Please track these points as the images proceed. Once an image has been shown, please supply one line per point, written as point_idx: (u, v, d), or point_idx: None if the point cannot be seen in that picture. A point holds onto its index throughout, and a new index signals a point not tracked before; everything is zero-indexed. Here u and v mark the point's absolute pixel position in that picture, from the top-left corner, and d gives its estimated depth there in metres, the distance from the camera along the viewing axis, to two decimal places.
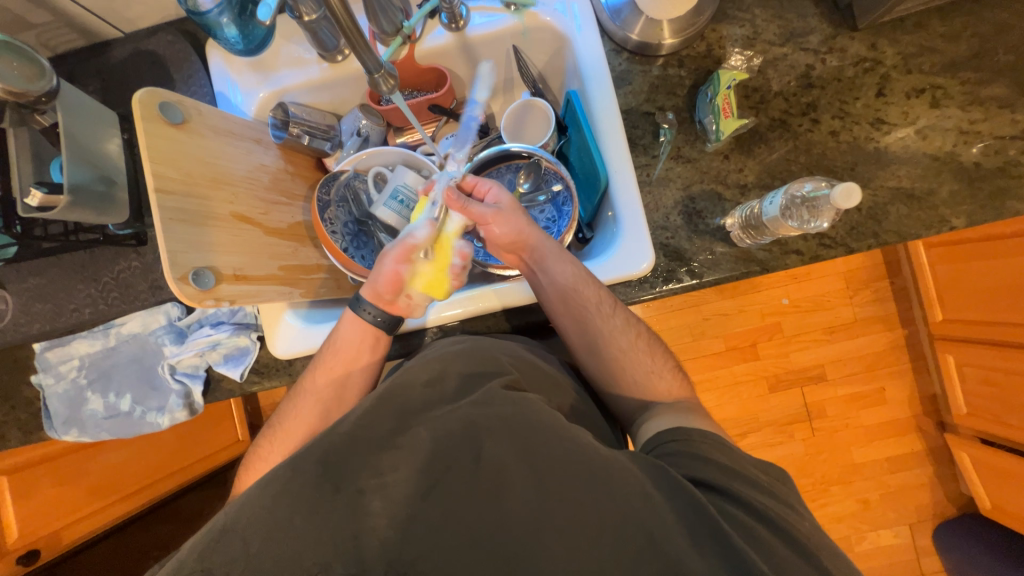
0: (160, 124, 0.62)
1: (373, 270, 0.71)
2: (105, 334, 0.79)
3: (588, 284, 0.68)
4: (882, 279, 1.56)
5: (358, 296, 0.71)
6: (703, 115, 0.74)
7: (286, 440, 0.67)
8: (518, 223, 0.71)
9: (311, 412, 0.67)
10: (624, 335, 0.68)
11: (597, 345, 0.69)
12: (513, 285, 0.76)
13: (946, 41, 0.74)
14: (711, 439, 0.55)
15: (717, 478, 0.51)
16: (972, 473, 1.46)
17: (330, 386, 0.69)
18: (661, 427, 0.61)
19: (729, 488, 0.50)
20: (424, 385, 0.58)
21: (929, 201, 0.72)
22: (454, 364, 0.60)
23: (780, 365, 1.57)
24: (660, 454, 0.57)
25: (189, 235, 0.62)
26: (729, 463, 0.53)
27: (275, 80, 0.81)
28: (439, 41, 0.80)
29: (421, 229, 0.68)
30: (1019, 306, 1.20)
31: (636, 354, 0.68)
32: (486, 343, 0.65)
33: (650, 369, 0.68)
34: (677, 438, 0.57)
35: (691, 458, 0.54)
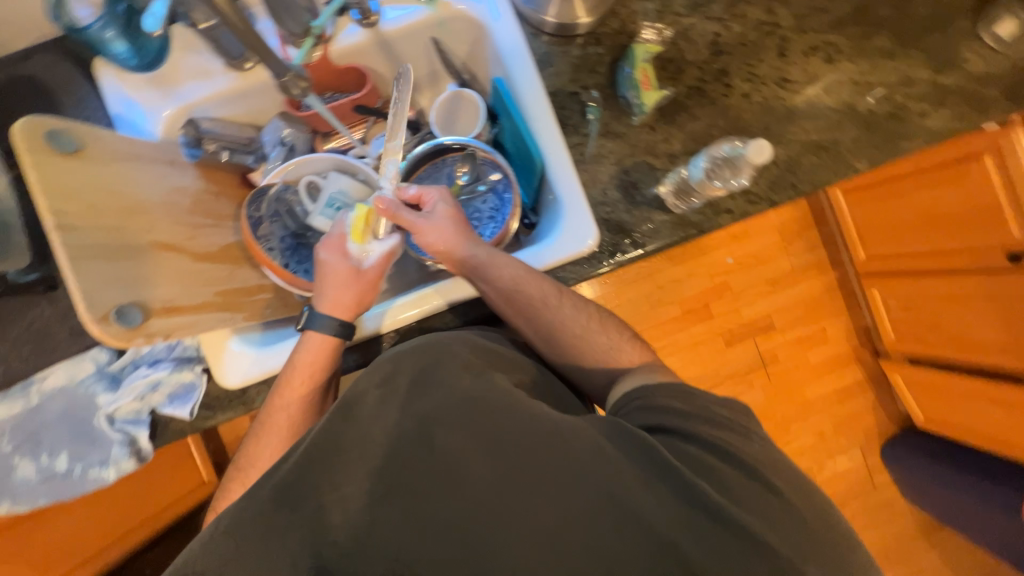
0: (47, 154, 0.55)
1: (338, 286, 0.70)
2: (25, 394, 0.71)
3: (529, 277, 0.69)
4: (811, 227, 1.68)
5: (321, 312, 0.69)
6: (625, 90, 0.77)
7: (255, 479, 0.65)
8: (449, 232, 0.70)
9: (281, 439, 0.66)
10: (574, 318, 0.70)
11: (552, 334, 0.70)
12: (463, 279, 0.76)
13: (832, 1, 0.80)
14: (674, 392, 0.58)
15: (676, 423, 0.55)
16: (906, 392, 1.62)
17: (292, 417, 0.67)
18: (627, 386, 0.63)
19: (686, 430, 0.54)
20: (378, 389, 0.54)
21: (835, 150, 0.78)
22: (406, 363, 0.56)
23: (731, 320, 1.66)
24: (627, 413, 0.60)
25: (105, 271, 0.57)
26: (688, 408, 0.56)
27: (179, 95, 0.76)
28: (353, 39, 0.77)
29: (397, 241, 0.74)
30: (929, 236, 1.32)
31: (589, 334, 0.70)
32: (444, 338, 0.60)
33: (607, 344, 0.69)
34: (641, 395, 0.59)
35: (655, 411, 0.57)
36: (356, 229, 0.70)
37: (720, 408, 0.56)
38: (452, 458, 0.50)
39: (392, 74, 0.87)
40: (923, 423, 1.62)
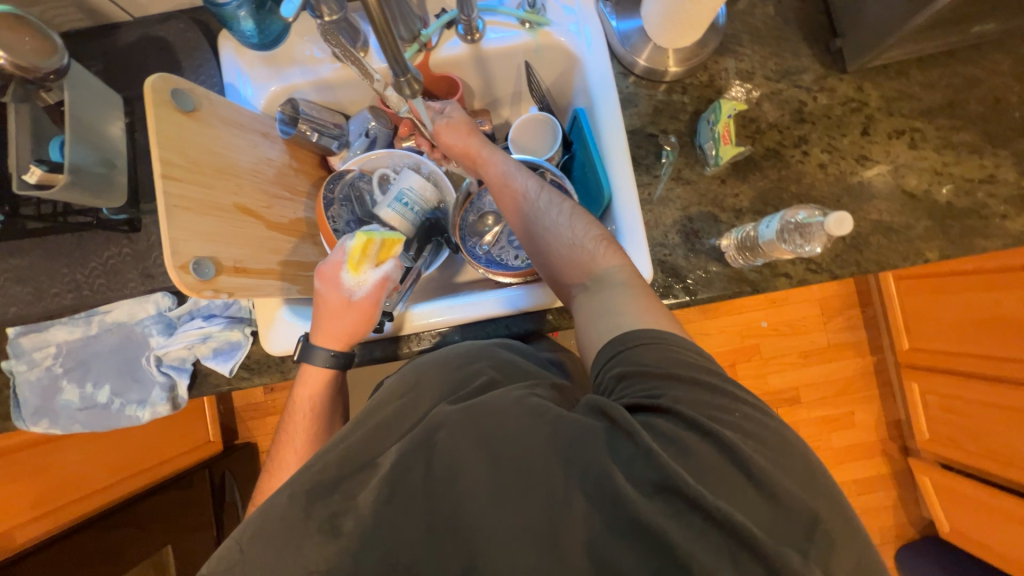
0: (170, 109, 0.61)
1: (330, 317, 0.69)
2: (87, 322, 0.76)
3: (524, 173, 0.72)
4: (855, 307, 1.63)
5: (316, 344, 0.71)
6: (704, 140, 0.78)
7: (289, 463, 0.69)
8: (466, 130, 0.77)
9: (310, 426, 0.70)
10: (554, 207, 0.68)
11: (528, 230, 0.69)
12: (486, 299, 0.78)
13: (924, 89, 0.80)
14: (648, 338, 0.52)
15: (658, 398, 0.48)
16: (933, 497, 1.53)
17: (329, 392, 0.72)
18: (602, 335, 0.57)
19: (676, 412, 0.47)
20: (400, 397, 0.56)
21: (906, 235, 0.77)
22: (428, 376, 0.58)
23: (757, 386, 1.62)
24: (603, 379, 0.53)
25: (193, 223, 0.61)
26: (666, 368, 0.50)
27: (286, 76, 0.81)
28: (453, 50, 0.82)
29: (393, 269, 0.72)
30: (983, 339, 1.27)
31: (559, 225, 0.66)
32: (458, 349, 0.63)
33: (571, 240, 0.65)
34: (618, 348, 0.53)
35: (635, 378, 0.50)
36: (352, 260, 0.68)
37: None
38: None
39: (480, 88, 0.92)
40: (947, 535, 1.51)
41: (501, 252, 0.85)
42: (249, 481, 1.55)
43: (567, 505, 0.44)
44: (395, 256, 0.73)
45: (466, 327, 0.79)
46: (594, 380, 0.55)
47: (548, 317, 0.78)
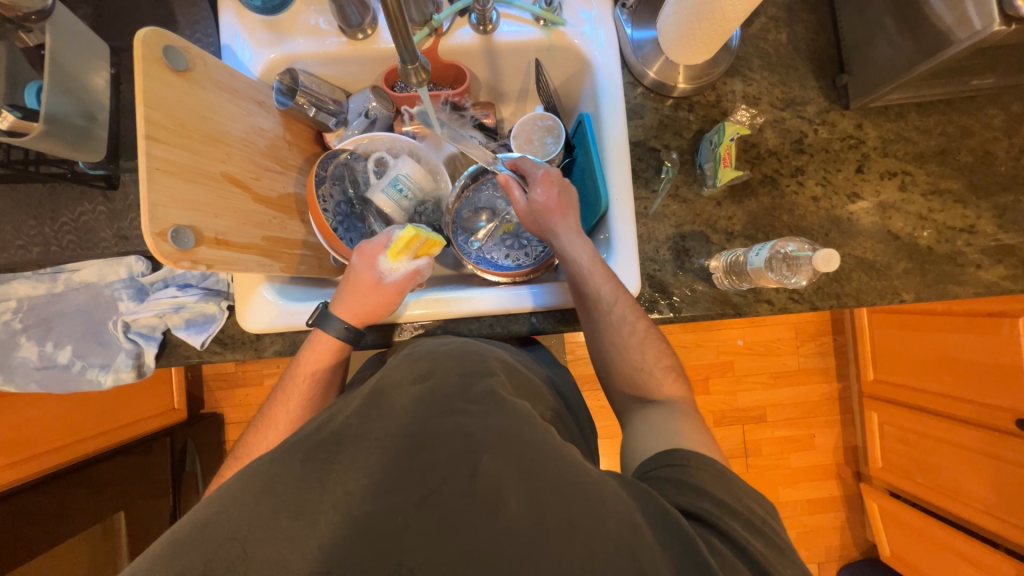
0: (161, 67, 0.58)
1: (357, 293, 0.68)
2: (52, 279, 0.73)
3: (603, 273, 0.68)
4: (827, 334, 1.68)
5: (333, 314, 0.69)
6: (705, 160, 0.78)
7: (278, 427, 0.66)
8: (553, 204, 0.72)
9: (304, 396, 0.68)
10: (628, 325, 0.67)
11: (595, 335, 0.69)
12: (481, 296, 0.76)
13: (920, 134, 0.82)
14: (709, 467, 0.52)
15: (710, 511, 0.48)
16: (879, 523, 1.60)
17: (333, 365, 0.70)
18: (657, 446, 0.57)
19: (718, 523, 0.47)
20: (412, 384, 0.55)
21: (886, 275, 0.79)
22: (444, 365, 0.57)
23: (726, 402, 1.66)
24: (654, 475, 0.53)
25: (175, 189, 0.58)
26: (725, 498, 0.49)
27: (287, 44, 0.78)
28: (464, 39, 0.80)
29: (426, 265, 0.72)
30: (945, 378, 1.32)
31: (629, 346, 0.67)
32: (472, 346, 0.63)
33: (639, 364, 0.66)
34: (674, 462, 0.53)
35: (685, 488, 0.50)
36: (395, 246, 0.69)
37: (746, 498, 0.50)
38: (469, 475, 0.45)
39: (487, 80, 0.90)
40: (886, 559, 1.59)
41: (492, 249, 0.85)
42: (212, 452, 1.53)
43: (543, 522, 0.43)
44: (432, 255, 0.75)
45: (451, 322, 0.78)
46: (640, 470, 0.56)
47: (530, 321, 0.78)
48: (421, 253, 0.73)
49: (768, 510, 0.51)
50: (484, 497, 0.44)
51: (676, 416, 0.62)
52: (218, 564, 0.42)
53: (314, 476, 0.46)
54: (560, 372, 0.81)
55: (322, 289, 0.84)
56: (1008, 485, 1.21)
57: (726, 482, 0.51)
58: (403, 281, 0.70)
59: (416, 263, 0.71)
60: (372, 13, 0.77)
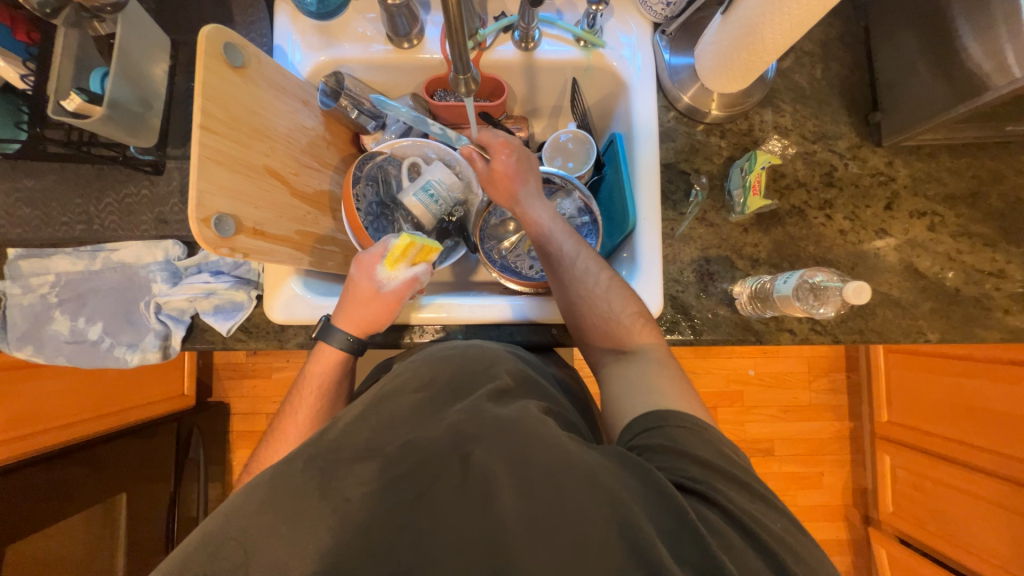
0: (220, 62, 0.61)
1: (356, 304, 0.69)
2: (91, 257, 0.75)
3: (565, 231, 0.71)
4: (841, 370, 1.65)
5: (336, 325, 0.70)
6: (733, 186, 0.79)
7: (288, 439, 0.66)
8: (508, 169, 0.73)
9: (312, 407, 0.68)
10: (592, 276, 0.67)
11: (563, 292, 0.68)
12: (485, 306, 0.77)
13: (951, 176, 0.82)
14: (688, 423, 0.52)
15: (693, 476, 0.47)
16: (887, 570, 1.55)
17: (338, 372, 0.71)
18: (637, 408, 0.56)
19: (704, 488, 0.46)
20: (413, 393, 0.54)
21: (911, 313, 0.79)
22: (445, 373, 0.57)
23: (734, 433, 1.63)
24: (638, 444, 0.52)
25: (221, 177, 0.60)
26: (705, 454, 0.49)
27: (336, 48, 0.81)
28: (506, 54, 0.82)
29: (423, 272, 0.72)
30: (963, 424, 1.29)
31: (596, 297, 0.66)
32: (477, 350, 0.62)
33: (608, 313, 0.65)
34: (655, 425, 0.53)
35: (666, 451, 0.50)
36: (390, 255, 0.69)
37: None
38: (491, 480, 0.45)
39: (523, 95, 0.92)
40: None
41: (517, 260, 0.85)
42: (216, 441, 1.53)
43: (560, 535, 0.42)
44: (430, 262, 0.74)
45: (472, 328, 0.79)
46: (623, 442, 0.55)
47: (552, 332, 0.79)
48: (418, 260, 0.72)
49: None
50: (505, 505, 0.44)
51: None
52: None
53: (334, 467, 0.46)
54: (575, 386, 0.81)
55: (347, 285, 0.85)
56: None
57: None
58: (401, 290, 0.70)
59: (412, 272, 0.71)
60: (420, 24, 0.80)
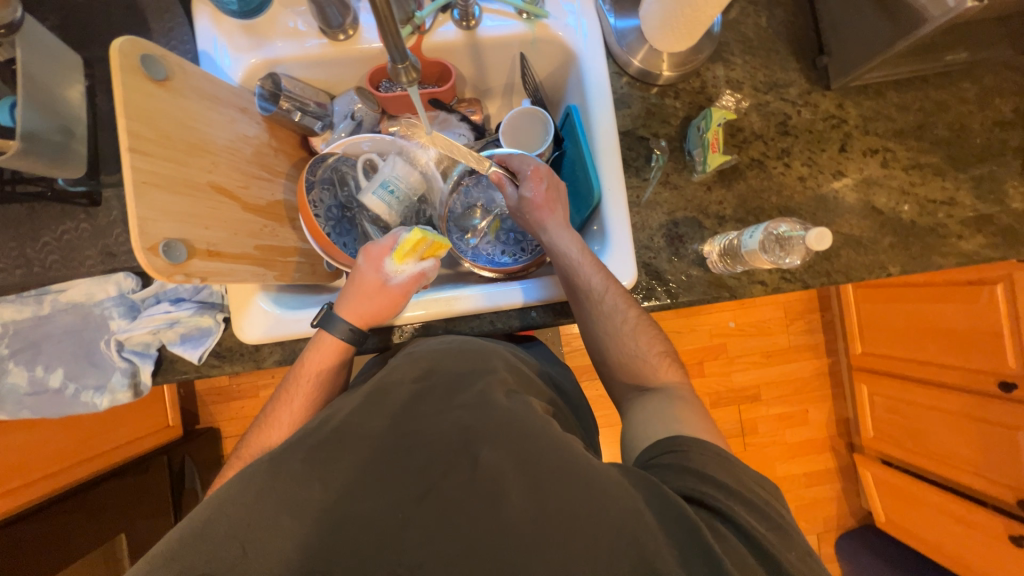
0: (139, 76, 0.56)
1: (361, 296, 0.68)
2: (38, 301, 0.71)
3: (593, 263, 0.68)
4: (815, 311, 1.71)
5: (338, 314, 0.68)
6: (693, 146, 0.79)
7: (283, 424, 0.65)
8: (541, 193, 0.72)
9: (309, 396, 0.66)
10: (621, 314, 0.66)
11: (588, 325, 0.69)
12: (463, 295, 0.76)
13: (899, 111, 0.84)
14: (710, 450, 0.52)
15: (712, 496, 0.48)
16: (873, 491, 1.65)
17: (339, 364, 0.69)
18: (659, 433, 0.57)
19: (722, 508, 0.47)
20: (413, 383, 0.54)
21: (873, 250, 0.81)
22: (445, 363, 0.57)
23: (722, 384, 1.69)
24: (657, 463, 0.53)
25: (161, 201, 0.57)
26: (726, 480, 0.49)
27: (267, 48, 0.77)
28: (448, 35, 0.79)
29: (432, 267, 0.72)
30: (931, 347, 1.37)
31: (624, 335, 0.66)
32: (472, 343, 0.62)
33: (634, 351, 0.66)
34: (674, 448, 0.53)
35: (685, 471, 0.50)
36: (400, 249, 0.68)
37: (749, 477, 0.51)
38: (481, 471, 0.45)
39: (472, 76, 0.89)
40: (881, 524, 1.65)
41: (488, 247, 0.85)
42: (210, 467, 1.50)
43: (555, 516, 0.43)
44: (437, 257, 0.74)
45: (451, 320, 0.78)
46: (643, 460, 0.55)
47: (531, 315, 0.78)
48: (427, 255, 0.72)
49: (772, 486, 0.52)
50: (504, 497, 0.43)
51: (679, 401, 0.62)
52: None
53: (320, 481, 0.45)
54: (561, 365, 0.82)
55: (318, 295, 0.83)
56: (994, 446, 1.27)
57: (733, 469, 0.51)
58: (408, 284, 0.69)
59: (421, 266, 0.70)
60: (353, 12, 0.76)
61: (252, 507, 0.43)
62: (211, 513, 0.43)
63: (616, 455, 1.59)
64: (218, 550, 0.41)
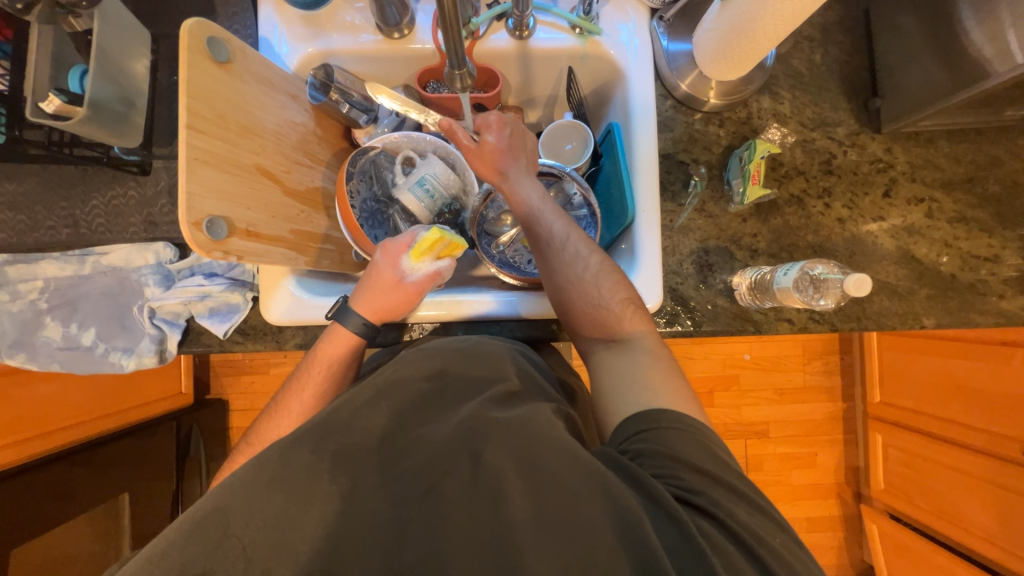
0: (203, 57, 0.58)
1: (377, 290, 0.69)
2: (81, 261, 0.73)
3: (582, 239, 0.68)
4: (835, 353, 1.67)
5: (353, 308, 0.69)
6: (733, 176, 0.79)
7: (292, 413, 0.65)
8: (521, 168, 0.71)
9: (321, 386, 0.67)
10: (583, 261, 0.66)
11: (550, 274, 0.68)
12: (481, 300, 0.76)
13: (949, 161, 0.82)
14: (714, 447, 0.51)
15: (693, 486, 0.47)
16: (878, 545, 1.60)
17: (351, 355, 0.69)
18: (630, 408, 0.55)
19: (702, 499, 0.46)
20: (425, 381, 0.54)
21: (908, 300, 0.79)
22: (458, 364, 0.57)
23: (731, 416, 1.66)
24: (630, 445, 0.52)
25: (211, 179, 0.58)
26: (703, 462, 0.49)
27: (323, 40, 0.79)
28: (500, 43, 0.80)
29: (447, 266, 0.72)
30: (953, 404, 1.32)
31: (587, 282, 0.65)
32: (484, 343, 0.61)
33: (597, 300, 0.64)
34: (648, 426, 0.52)
35: (662, 457, 0.49)
36: (418, 247, 0.69)
37: None
38: (486, 476, 0.44)
39: (518, 85, 0.90)
40: None
41: (515, 254, 0.85)
42: (216, 437, 1.53)
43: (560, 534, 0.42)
44: (453, 257, 0.74)
45: (471, 323, 0.78)
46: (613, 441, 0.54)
47: (552, 327, 0.79)
48: (443, 255, 0.72)
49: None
50: (513, 510, 0.43)
51: None
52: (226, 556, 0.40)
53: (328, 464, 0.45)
54: (575, 380, 0.81)
55: (343, 284, 0.84)
56: (1010, 514, 1.22)
57: None
58: (422, 282, 0.70)
59: (436, 265, 0.71)
60: (410, 13, 0.78)
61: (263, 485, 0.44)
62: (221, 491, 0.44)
63: None
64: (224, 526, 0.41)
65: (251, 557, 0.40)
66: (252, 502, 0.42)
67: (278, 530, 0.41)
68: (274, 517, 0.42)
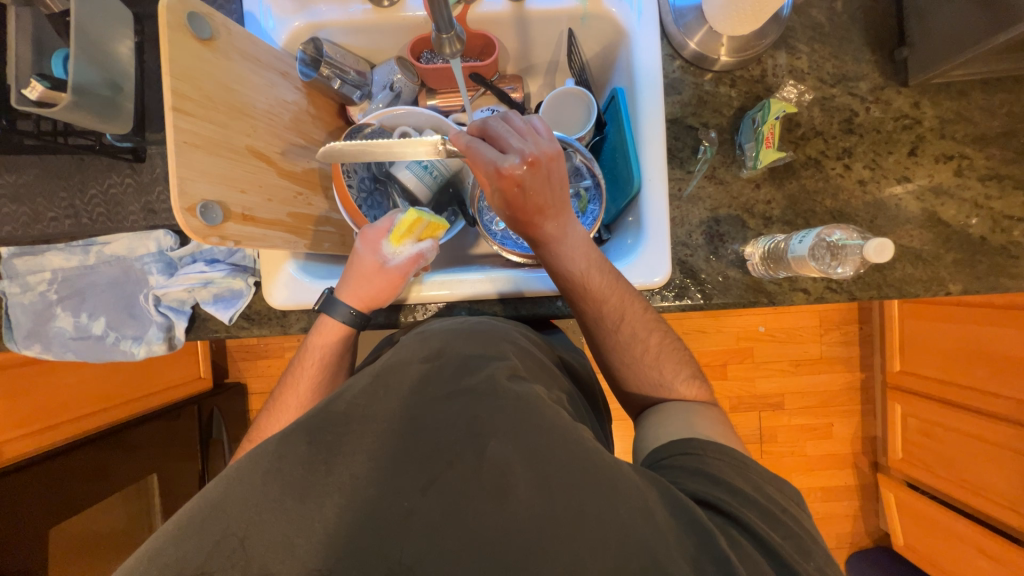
0: (185, 35, 0.56)
1: (360, 278, 0.68)
2: (85, 252, 0.74)
3: (630, 313, 0.66)
4: (853, 323, 1.63)
5: (340, 298, 0.69)
6: (745, 140, 0.75)
7: (292, 403, 0.68)
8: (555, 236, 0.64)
9: (314, 377, 0.68)
10: (646, 337, 0.66)
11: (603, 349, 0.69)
12: (480, 281, 0.74)
13: (983, 114, 0.76)
14: (726, 456, 0.52)
15: (724, 500, 0.47)
16: (896, 515, 1.59)
17: (342, 344, 0.70)
18: (673, 433, 0.57)
19: (733, 512, 0.46)
20: (423, 362, 0.53)
21: (933, 265, 0.75)
22: (455, 346, 0.56)
23: (744, 389, 1.64)
24: (666, 464, 0.54)
25: (202, 163, 0.57)
26: (739, 483, 0.49)
27: (311, 12, 0.76)
28: (495, 7, 0.76)
29: (430, 248, 0.71)
30: (981, 374, 1.26)
31: (653, 355, 0.66)
32: (485, 326, 0.61)
33: (657, 357, 0.66)
34: (689, 450, 0.53)
35: (697, 474, 0.50)
36: (396, 231, 0.68)
37: (768, 490, 0.49)
38: (482, 460, 0.43)
39: (516, 51, 0.86)
40: (901, 548, 1.59)
41: None
42: (236, 421, 1.57)
43: (560, 524, 0.41)
44: (436, 238, 0.73)
45: (474, 303, 0.77)
46: (653, 459, 0.56)
47: (557, 305, 0.77)
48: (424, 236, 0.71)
49: (789, 498, 0.50)
50: (513, 495, 0.42)
51: (702, 411, 0.60)
52: (224, 546, 0.40)
53: (323, 454, 0.44)
54: (582, 358, 0.80)
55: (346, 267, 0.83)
56: None
57: (748, 480, 0.50)
58: (406, 266, 0.69)
59: (418, 246, 0.70)
60: None
61: (254, 476, 0.43)
62: (222, 483, 0.44)
63: (627, 449, 1.58)
64: (224, 519, 0.41)
65: (245, 545, 0.40)
66: (248, 493, 0.42)
67: (275, 518, 0.41)
68: (272, 507, 0.41)
